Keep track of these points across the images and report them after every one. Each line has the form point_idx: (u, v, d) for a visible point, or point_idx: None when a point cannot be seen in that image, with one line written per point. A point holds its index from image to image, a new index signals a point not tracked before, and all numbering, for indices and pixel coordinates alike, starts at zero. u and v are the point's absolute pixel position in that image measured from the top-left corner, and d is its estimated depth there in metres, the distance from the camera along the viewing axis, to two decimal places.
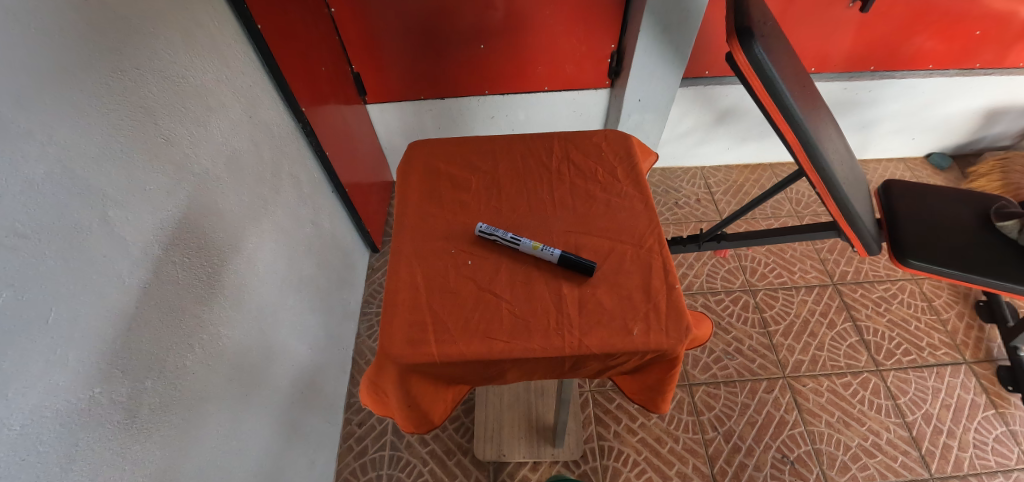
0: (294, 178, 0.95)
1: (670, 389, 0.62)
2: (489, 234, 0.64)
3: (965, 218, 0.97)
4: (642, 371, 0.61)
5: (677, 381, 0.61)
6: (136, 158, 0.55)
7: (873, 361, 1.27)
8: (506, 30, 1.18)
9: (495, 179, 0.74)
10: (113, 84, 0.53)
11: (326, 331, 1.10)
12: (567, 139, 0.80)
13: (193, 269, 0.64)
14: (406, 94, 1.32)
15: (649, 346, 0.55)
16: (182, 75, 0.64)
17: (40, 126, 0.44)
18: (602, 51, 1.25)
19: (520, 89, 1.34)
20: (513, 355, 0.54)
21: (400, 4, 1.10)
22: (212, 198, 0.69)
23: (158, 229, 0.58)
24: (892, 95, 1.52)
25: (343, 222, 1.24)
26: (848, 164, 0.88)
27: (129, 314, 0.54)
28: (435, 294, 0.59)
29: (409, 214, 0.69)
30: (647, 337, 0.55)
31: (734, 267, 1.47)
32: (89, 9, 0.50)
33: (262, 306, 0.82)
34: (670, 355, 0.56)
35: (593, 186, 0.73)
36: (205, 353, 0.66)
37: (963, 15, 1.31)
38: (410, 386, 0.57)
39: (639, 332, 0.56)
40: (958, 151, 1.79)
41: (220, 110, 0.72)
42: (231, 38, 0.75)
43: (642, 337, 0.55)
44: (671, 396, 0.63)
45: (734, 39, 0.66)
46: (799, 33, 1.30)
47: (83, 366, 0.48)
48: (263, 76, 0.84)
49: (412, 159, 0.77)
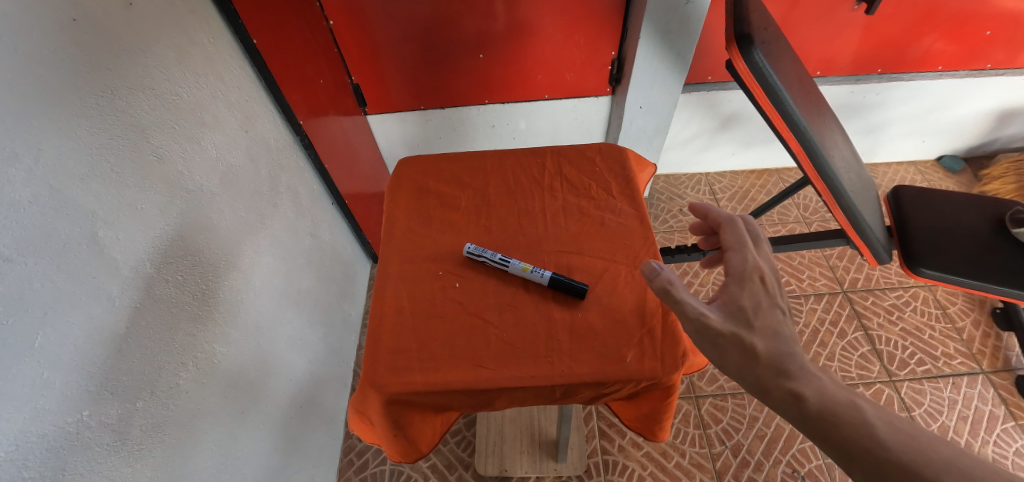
0: (292, 192, 0.95)
1: (668, 417, 0.60)
2: (477, 255, 0.63)
3: (979, 225, 0.94)
4: (637, 397, 0.59)
5: (674, 407, 0.59)
6: (127, 176, 0.55)
7: (887, 372, 1.23)
8: (505, 39, 1.17)
9: (486, 196, 0.73)
10: (103, 104, 0.52)
11: (326, 344, 1.09)
12: (560, 153, 0.79)
13: (186, 287, 0.63)
14: (405, 104, 1.31)
15: (644, 373, 0.53)
16: (174, 92, 0.63)
17: (28, 148, 0.44)
18: (602, 59, 1.23)
19: (521, 97, 1.33)
20: (502, 383, 0.53)
21: (398, 14, 1.09)
22: (208, 214, 0.69)
23: (151, 248, 0.58)
24: (901, 97, 1.49)
25: (343, 233, 1.23)
26: (855, 173, 0.86)
27: (119, 335, 0.53)
28: (421, 319, 0.58)
29: (398, 234, 0.68)
30: (641, 363, 0.54)
31: None
32: (79, 29, 0.50)
33: (259, 321, 0.81)
34: (666, 382, 0.54)
35: (586, 203, 0.71)
36: (200, 371, 0.65)
37: (972, 15, 1.27)
38: (399, 413, 0.55)
39: (633, 358, 0.54)
40: (969, 154, 1.75)
41: (215, 126, 0.72)
42: (226, 53, 0.74)
43: (637, 364, 0.54)
44: (669, 423, 0.61)
45: (734, 46, 0.64)
46: (804, 36, 1.28)
47: (70, 390, 0.47)
48: (259, 91, 0.84)
49: (401, 177, 0.76)
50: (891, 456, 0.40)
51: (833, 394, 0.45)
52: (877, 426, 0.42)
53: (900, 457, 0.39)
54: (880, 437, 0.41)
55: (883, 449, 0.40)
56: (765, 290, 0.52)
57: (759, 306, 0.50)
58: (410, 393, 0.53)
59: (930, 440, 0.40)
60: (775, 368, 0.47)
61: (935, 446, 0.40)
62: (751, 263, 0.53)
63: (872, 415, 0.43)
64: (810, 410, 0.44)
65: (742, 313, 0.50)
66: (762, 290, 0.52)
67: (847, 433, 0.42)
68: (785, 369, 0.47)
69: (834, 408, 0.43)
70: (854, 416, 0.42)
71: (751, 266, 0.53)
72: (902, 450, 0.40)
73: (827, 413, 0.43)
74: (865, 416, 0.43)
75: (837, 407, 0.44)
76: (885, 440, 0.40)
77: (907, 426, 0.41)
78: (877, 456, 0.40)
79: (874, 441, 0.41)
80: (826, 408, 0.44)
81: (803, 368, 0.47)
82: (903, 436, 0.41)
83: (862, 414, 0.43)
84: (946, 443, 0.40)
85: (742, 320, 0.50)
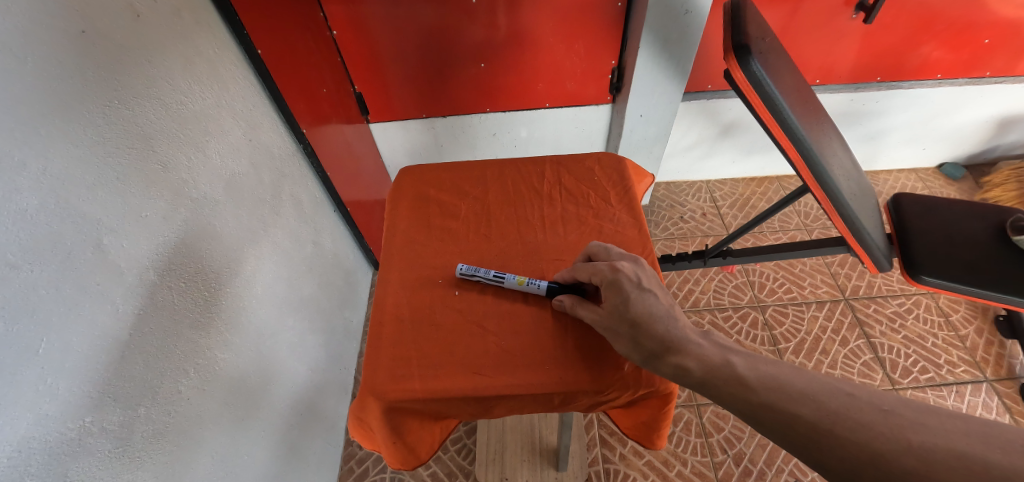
0: (294, 200, 0.95)
1: (665, 426, 0.60)
2: (472, 273, 0.62)
3: (979, 233, 0.94)
4: (636, 406, 0.59)
5: (673, 416, 0.59)
6: (132, 184, 0.55)
7: (889, 380, 1.22)
8: (506, 49, 1.18)
9: (487, 205, 0.74)
10: (110, 113, 0.53)
11: (327, 350, 1.09)
12: (560, 163, 0.80)
13: (189, 294, 0.64)
14: (407, 113, 1.33)
15: (641, 381, 0.53)
16: (179, 101, 0.64)
17: (34, 157, 0.44)
18: (602, 68, 1.24)
19: (522, 106, 1.34)
20: (501, 391, 0.53)
21: (400, 24, 1.11)
22: (211, 223, 0.69)
23: (154, 255, 0.58)
24: (900, 105, 1.50)
25: (345, 240, 1.24)
26: (854, 182, 0.86)
27: (122, 341, 0.53)
28: (422, 327, 0.58)
29: (399, 243, 0.68)
30: (638, 371, 0.54)
31: (742, 282, 1.44)
32: (86, 41, 0.51)
33: (260, 328, 0.81)
34: (663, 390, 0.55)
35: (585, 212, 0.72)
36: (201, 378, 0.65)
37: (970, 23, 1.28)
38: (398, 420, 0.55)
39: (630, 367, 0.54)
40: (971, 161, 1.75)
41: (219, 135, 0.72)
42: (230, 63, 0.75)
43: (634, 372, 0.54)
44: (666, 432, 0.61)
45: (731, 56, 0.65)
46: (803, 45, 1.29)
47: (72, 396, 0.47)
48: (263, 100, 0.85)
49: (403, 187, 0.76)
50: (764, 401, 0.44)
51: (711, 357, 0.48)
52: (747, 374, 0.46)
53: (770, 402, 0.43)
54: (752, 385, 0.45)
55: (757, 397, 0.44)
56: (626, 279, 0.55)
57: (621, 294, 0.53)
58: (410, 400, 0.53)
59: (787, 374, 0.45)
60: (660, 347, 0.50)
61: (791, 380, 0.45)
62: (603, 267, 0.56)
63: (744, 366, 0.47)
64: (693, 381, 0.47)
65: (610, 308, 0.53)
66: (624, 281, 0.54)
67: (727, 394, 0.45)
68: (668, 346, 0.50)
69: (713, 370, 0.47)
70: (729, 376, 0.46)
71: (604, 269, 0.56)
72: (771, 394, 0.44)
73: (707, 381, 0.46)
74: (738, 368, 0.46)
75: (716, 367, 0.47)
76: (755, 389, 0.44)
77: (769, 367, 0.46)
78: (754, 407, 0.44)
79: (751, 393, 0.44)
80: (707, 377, 0.47)
81: (685, 340, 0.50)
82: (767, 378, 0.45)
83: (734, 367, 0.47)
84: (796, 371, 0.45)
85: (614, 312, 0.53)
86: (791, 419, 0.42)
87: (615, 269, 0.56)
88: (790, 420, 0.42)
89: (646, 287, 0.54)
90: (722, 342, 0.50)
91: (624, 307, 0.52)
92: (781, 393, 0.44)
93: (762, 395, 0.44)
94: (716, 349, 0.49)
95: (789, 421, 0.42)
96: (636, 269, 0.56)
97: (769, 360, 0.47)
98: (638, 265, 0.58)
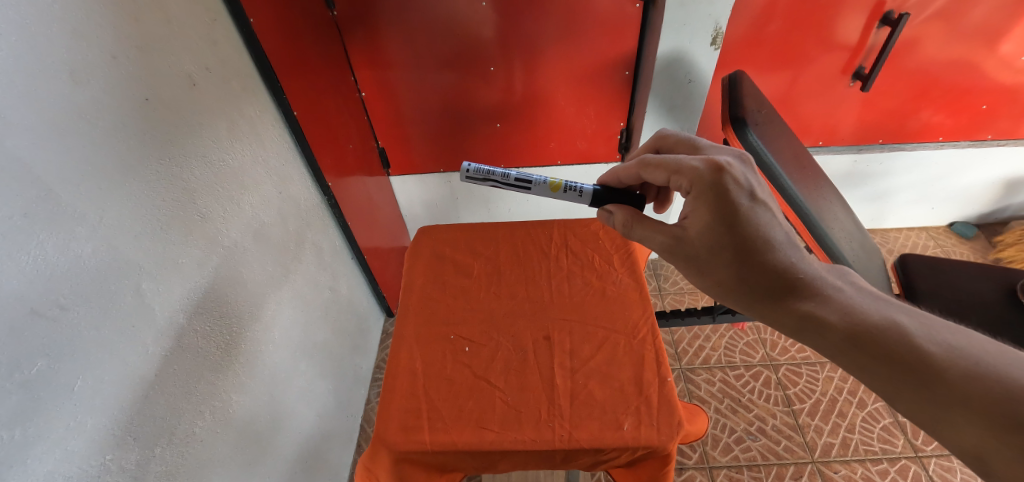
0: (316, 247, 1.00)
1: None
2: (479, 175, 0.72)
3: (989, 296, 0.94)
4: (636, 464, 0.63)
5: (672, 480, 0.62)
6: (174, 233, 0.60)
7: (911, 446, 1.18)
8: (521, 110, 1.26)
9: (497, 264, 0.82)
10: (162, 170, 0.59)
11: (336, 396, 1.10)
12: (567, 227, 0.88)
13: (213, 336, 0.67)
14: (427, 167, 1.40)
15: (640, 441, 0.58)
16: (221, 159, 0.70)
17: (94, 209, 0.49)
18: (612, 128, 1.31)
19: (535, 162, 1.40)
20: (504, 446, 0.59)
21: (424, 87, 1.19)
22: (238, 269, 0.74)
23: (185, 300, 0.62)
24: (903, 166, 1.54)
25: (359, 286, 1.28)
26: (858, 244, 0.88)
27: (148, 381, 0.56)
28: (432, 380, 0.66)
29: (415, 296, 0.77)
30: (637, 431, 0.59)
31: (754, 339, 1.42)
32: (150, 107, 0.57)
33: (275, 374, 0.84)
34: (662, 451, 0.59)
35: (590, 274, 0.79)
36: (215, 420, 0.67)
37: (968, 90, 1.33)
38: (405, 472, 0.61)
39: (629, 426, 0.60)
40: (982, 221, 1.76)
41: (254, 188, 0.78)
42: (269, 123, 0.83)
43: (633, 432, 0.59)
44: None
45: (729, 127, 0.74)
46: (806, 109, 1.35)
47: (98, 433, 0.49)
48: (295, 156, 0.92)
49: (421, 245, 0.85)
50: (945, 378, 0.40)
51: (856, 309, 0.47)
52: (931, 349, 0.42)
53: (967, 390, 0.38)
54: (929, 354, 0.42)
55: (935, 369, 0.41)
56: (731, 181, 0.56)
57: (727, 199, 0.56)
58: (416, 450, 0.59)
59: (998, 361, 0.39)
60: (788, 291, 0.51)
61: (1008, 370, 0.38)
62: (701, 165, 0.58)
63: (922, 337, 0.43)
64: (831, 326, 0.47)
65: (713, 217, 0.56)
66: (727, 182, 0.56)
67: (890, 345, 0.43)
68: (798, 291, 0.51)
69: (867, 327, 0.45)
70: (894, 331, 0.44)
71: (702, 168, 0.58)
72: (967, 382, 0.39)
73: (853, 328, 0.46)
74: (908, 331, 0.44)
75: (870, 322, 0.46)
76: (941, 362, 0.41)
77: (959, 343, 0.42)
78: (926, 372, 0.41)
79: (927, 364, 0.41)
80: (855, 325, 0.46)
81: (821, 290, 0.50)
82: (957, 357, 0.41)
83: (904, 331, 0.44)
84: (1009, 361, 0.39)
85: (717, 218, 0.55)
86: (1003, 422, 0.36)
87: (715, 169, 0.57)
88: (1002, 421, 0.36)
89: (756, 200, 0.56)
90: (876, 298, 0.49)
91: (729, 216, 0.55)
92: (982, 377, 0.39)
93: (950, 376, 0.40)
94: (875, 307, 0.47)
95: (999, 419, 0.36)
96: (736, 168, 0.58)
97: (958, 333, 0.43)
98: (736, 163, 0.60)
